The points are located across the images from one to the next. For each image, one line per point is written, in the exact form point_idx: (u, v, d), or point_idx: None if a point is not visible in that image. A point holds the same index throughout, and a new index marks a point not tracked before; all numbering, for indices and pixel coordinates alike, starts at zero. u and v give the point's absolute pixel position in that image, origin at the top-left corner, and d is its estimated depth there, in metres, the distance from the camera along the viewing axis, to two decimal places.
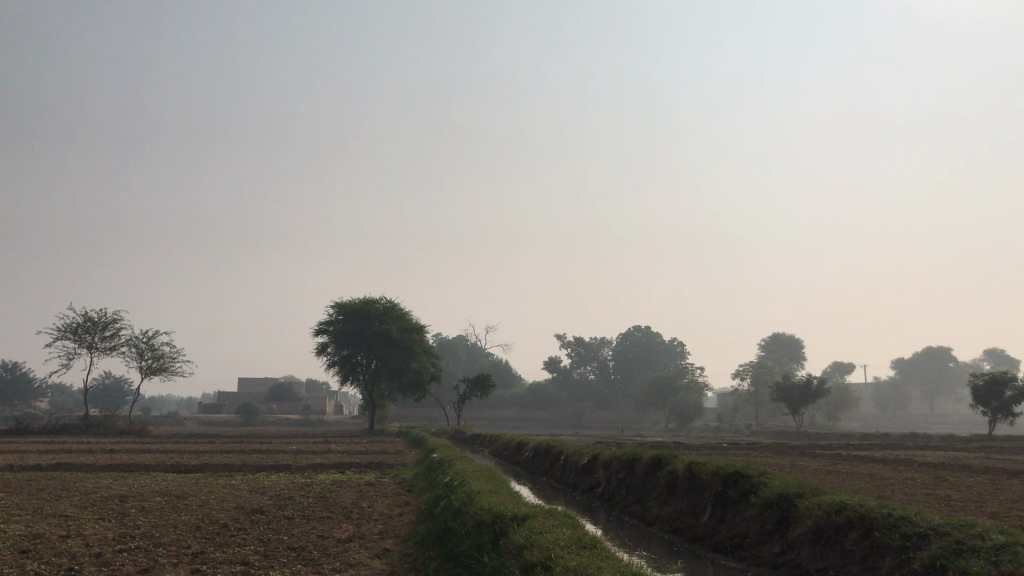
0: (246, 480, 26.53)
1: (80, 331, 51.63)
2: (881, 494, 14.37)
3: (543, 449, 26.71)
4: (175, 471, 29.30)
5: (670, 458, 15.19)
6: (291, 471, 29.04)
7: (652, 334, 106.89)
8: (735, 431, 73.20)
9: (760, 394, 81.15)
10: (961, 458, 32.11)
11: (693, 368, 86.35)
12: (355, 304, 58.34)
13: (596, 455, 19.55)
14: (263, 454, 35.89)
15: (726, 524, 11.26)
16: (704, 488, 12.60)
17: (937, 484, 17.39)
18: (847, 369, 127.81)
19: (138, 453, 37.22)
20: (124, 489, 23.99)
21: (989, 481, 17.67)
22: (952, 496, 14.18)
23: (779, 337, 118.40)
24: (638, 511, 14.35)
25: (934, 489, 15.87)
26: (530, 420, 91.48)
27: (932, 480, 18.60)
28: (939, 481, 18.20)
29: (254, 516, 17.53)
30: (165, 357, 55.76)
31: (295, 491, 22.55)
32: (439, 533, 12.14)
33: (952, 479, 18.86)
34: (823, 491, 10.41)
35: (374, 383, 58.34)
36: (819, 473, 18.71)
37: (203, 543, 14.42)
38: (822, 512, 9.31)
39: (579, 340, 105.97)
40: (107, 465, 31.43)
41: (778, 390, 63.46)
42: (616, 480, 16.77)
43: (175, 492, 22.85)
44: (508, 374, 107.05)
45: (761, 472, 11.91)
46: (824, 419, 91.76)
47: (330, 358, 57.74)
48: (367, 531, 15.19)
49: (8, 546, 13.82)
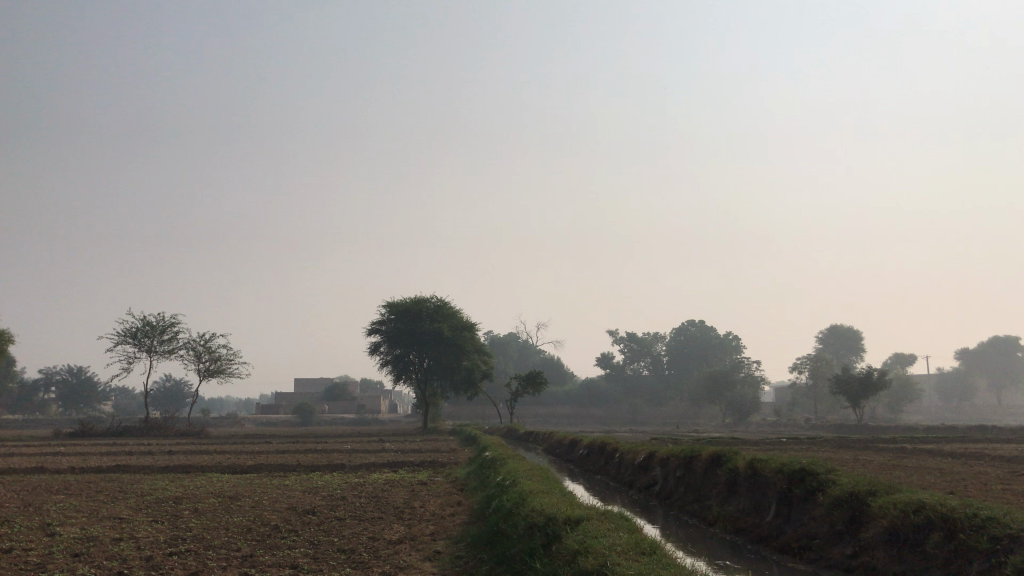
0: (301, 479, 26.56)
1: (139, 334, 52.54)
2: (959, 490, 13.57)
3: (597, 447, 26.18)
4: (231, 472, 29.48)
5: (730, 454, 14.59)
6: (344, 471, 29.00)
7: (706, 327, 105.42)
8: (793, 426, 71.70)
9: (819, 388, 79.44)
10: None
11: (749, 363, 84.90)
12: (406, 303, 58.44)
13: (651, 453, 19.00)
14: (317, 454, 36.03)
15: (792, 524, 10.65)
16: (767, 486, 11.99)
17: (1011, 480, 16.54)
18: (908, 361, 124.70)
19: (196, 454, 37.68)
20: (179, 490, 24.13)
21: None
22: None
23: (837, 329, 115.88)
24: (697, 510, 13.79)
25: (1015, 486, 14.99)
26: (584, 417, 90.93)
27: (1004, 476, 17.73)
28: (1014, 477, 17.32)
29: (306, 518, 17.35)
30: (222, 359, 56.48)
31: (348, 491, 22.41)
32: (491, 535, 11.75)
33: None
34: (899, 489, 9.74)
35: (427, 382, 58.30)
36: (890, 469, 17.88)
37: (253, 545, 14.24)
38: (899, 511, 8.66)
39: (631, 335, 105.17)
40: (165, 466, 31.82)
41: (838, 383, 61.90)
42: (673, 478, 16.21)
43: (228, 494, 22.86)
44: (561, 371, 106.58)
45: (828, 469, 11.26)
46: (885, 412, 89.47)
47: (383, 357, 57.93)
48: (418, 532, 14.87)
49: (61, 549, 13.80)
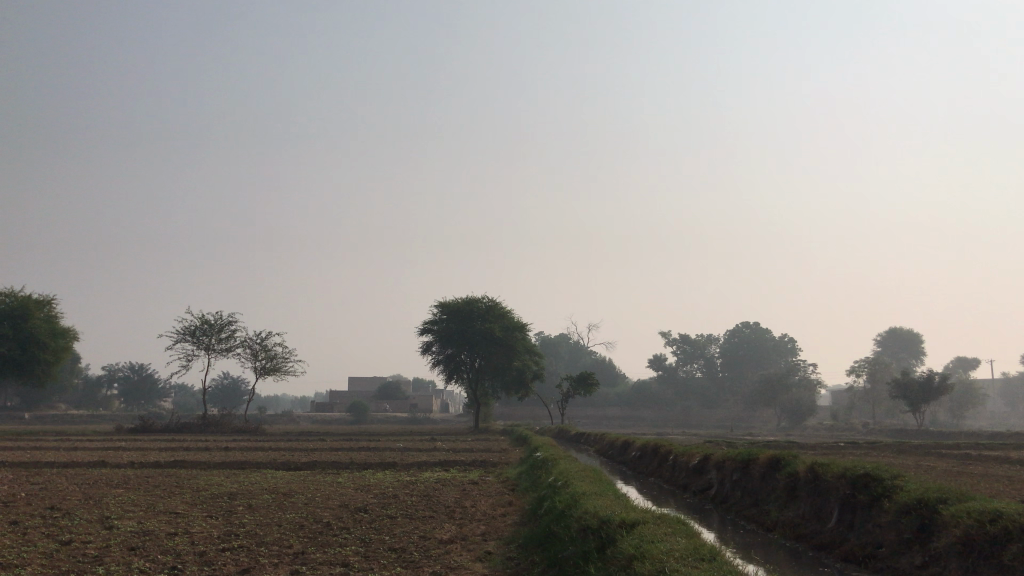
0: (353, 477, 26.67)
1: (198, 333, 53.52)
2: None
3: (650, 448, 25.76)
4: (285, 469, 29.77)
5: (789, 458, 14.16)
6: (396, 469, 29.08)
7: (761, 329, 103.75)
8: (851, 430, 70.14)
9: (877, 392, 77.59)
10: None
11: (805, 366, 83.30)
12: (457, 303, 58.53)
13: (706, 455, 18.60)
14: (371, 452, 36.25)
15: (857, 532, 10.25)
16: (830, 491, 11.58)
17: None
18: (971, 364, 121.20)
19: (252, 451, 38.19)
20: (235, 486, 24.39)
21: None
22: None
23: (896, 332, 113.19)
24: (755, 516, 13.40)
25: None
26: (636, 418, 90.22)
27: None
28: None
29: (357, 516, 17.35)
30: (278, 358, 57.21)
31: (399, 489, 22.36)
32: (543, 537, 11.56)
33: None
34: (972, 497, 9.27)
35: (479, 382, 58.36)
36: (953, 476, 17.29)
37: (305, 542, 14.24)
38: (974, 521, 8.24)
39: (684, 337, 104.04)
40: (221, 462, 32.26)
41: (897, 388, 60.33)
42: (729, 482, 15.81)
43: (282, 490, 23.05)
44: (612, 373, 105.86)
45: (895, 475, 10.81)
46: (947, 417, 87.06)
47: (434, 357, 58.13)
48: (469, 532, 14.70)
49: (118, 543, 13.96)
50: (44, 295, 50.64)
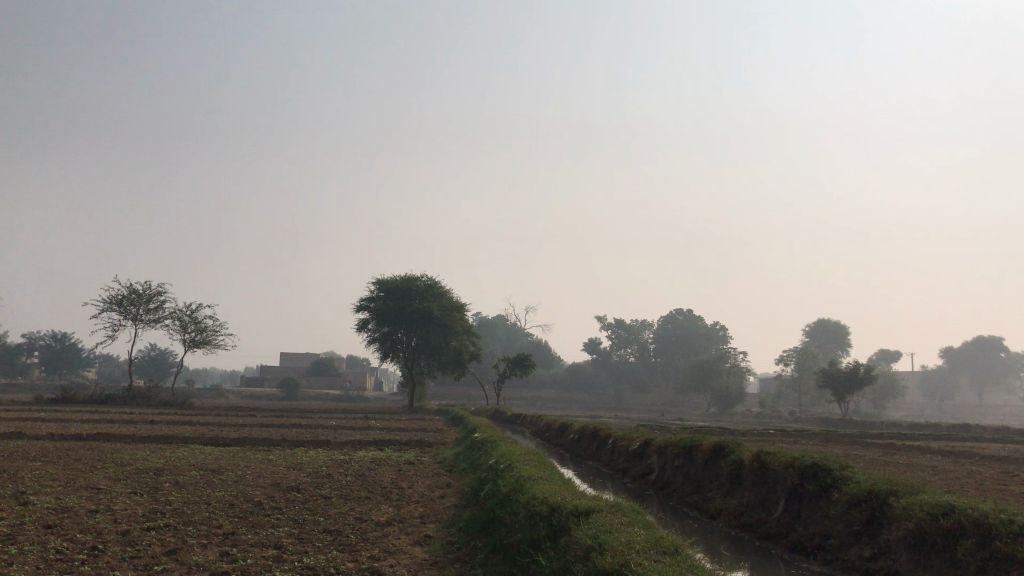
0: (285, 454, 26.01)
1: (125, 302, 51.73)
2: (961, 490, 13.14)
3: (589, 431, 25.64)
4: (213, 444, 28.87)
5: (733, 445, 14.09)
6: (329, 447, 28.42)
7: (694, 317, 105.08)
8: (778, 418, 71.62)
9: (804, 381, 79.33)
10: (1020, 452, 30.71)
11: (736, 353, 84.67)
12: (396, 281, 57.61)
13: (647, 440, 18.49)
14: (303, 429, 35.43)
15: (804, 522, 10.16)
16: (776, 480, 11.49)
17: (1005, 481, 16.23)
18: (893, 357, 124.84)
19: (181, 425, 37.01)
20: (161, 461, 23.52)
21: None
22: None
23: (824, 322, 115.94)
24: (698, 502, 13.30)
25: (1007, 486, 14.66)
26: (570, 401, 90.69)
27: (997, 476, 17.39)
28: (1010, 478, 16.93)
29: (290, 495, 16.80)
30: (208, 331, 55.73)
31: (334, 468, 21.79)
32: (486, 521, 11.24)
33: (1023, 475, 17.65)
34: (921, 490, 9.23)
35: (414, 361, 57.82)
36: (885, 465, 17.51)
37: (235, 523, 13.65)
38: (926, 514, 8.15)
39: (620, 322, 104.83)
40: (146, 436, 31.13)
41: (823, 377, 61.58)
42: (671, 468, 15.70)
43: (211, 467, 22.27)
44: (548, 355, 106.19)
45: (843, 466, 10.76)
46: (869, 407, 89.50)
47: (370, 334, 57.25)
48: (407, 514, 14.32)
49: (33, 520, 13.17)
50: None
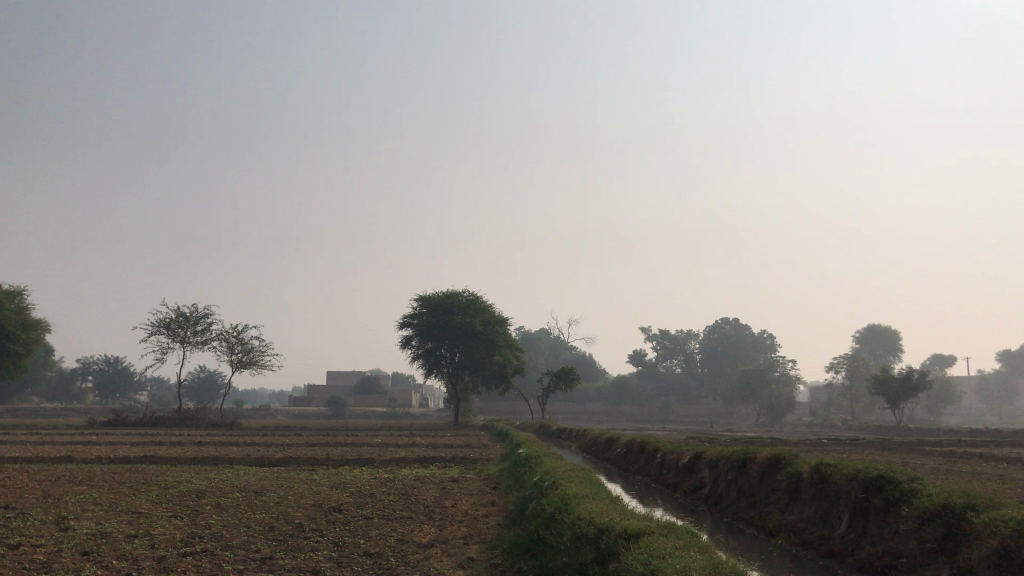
0: (329, 474, 25.73)
1: (173, 325, 52.23)
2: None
3: (637, 444, 24.98)
4: (258, 465, 28.66)
5: (790, 457, 13.40)
6: (374, 465, 28.08)
7: (740, 326, 103.55)
8: (831, 426, 69.91)
9: (856, 388, 77.34)
10: None
11: (784, 362, 83.01)
12: (438, 296, 57.41)
13: (698, 453, 17.83)
14: (349, 447, 35.26)
15: (871, 539, 9.47)
16: (838, 494, 10.78)
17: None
18: (948, 362, 121.46)
19: (227, 446, 37.00)
20: (205, 483, 23.36)
21: None
22: None
23: (874, 328, 113.42)
24: (754, 519, 12.62)
25: None
26: (617, 413, 89.64)
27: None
28: None
29: (331, 516, 16.43)
30: (255, 351, 56.01)
31: (376, 487, 21.45)
32: (530, 542, 10.73)
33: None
34: (1002, 504, 8.49)
35: (459, 377, 57.52)
36: (947, 474, 16.67)
37: (273, 546, 13.30)
38: (1011, 531, 7.45)
39: (664, 333, 103.49)
40: (193, 457, 31.18)
41: (876, 384, 59.82)
42: (724, 482, 15.01)
43: (254, 487, 22.05)
44: (593, 368, 105.20)
45: (912, 478, 10.03)
46: (925, 413, 87.00)
47: (414, 351, 57.11)
48: (450, 535, 13.83)
49: (70, 547, 12.93)
50: (14, 287, 49.22)
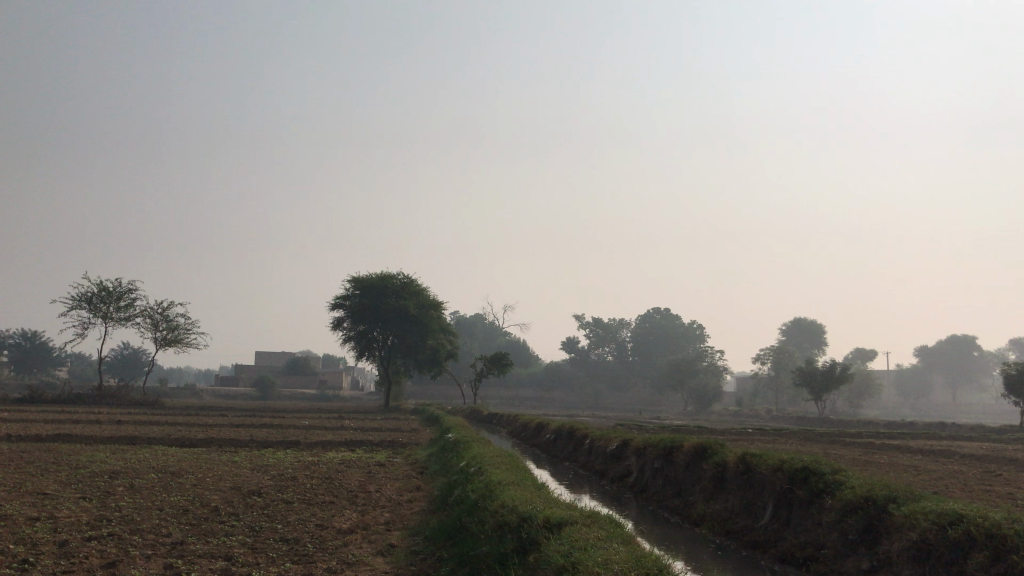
0: (251, 456, 25.01)
1: (95, 300, 50.35)
2: (944, 492, 12.62)
3: (566, 431, 24.86)
4: (178, 446, 27.76)
5: (716, 447, 13.39)
6: (298, 448, 27.42)
7: (671, 316, 104.89)
8: (755, 416, 71.38)
9: (781, 379, 79.05)
10: (996, 451, 30.46)
11: (713, 352, 84.33)
12: (372, 278, 56.56)
13: (625, 440, 17.78)
14: (274, 429, 34.43)
15: (795, 531, 9.44)
16: (763, 485, 10.77)
17: (991, 481, 15.62)
18: (869, 356, 125.15)
19: (148, 425, 35.78)
20: (119, 463, 22.41)
21: None
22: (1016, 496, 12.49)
23: (800, 321, 116.09)
24: (679, 507, 12.58)
25: (990, 487, 14.17)
26: (549, 399, 90.00)
27: (980, 476, 16.78)
28: (994, 478, 16.41)
29: (249, 500, 15.89)
30: (180, 329, 54.44)
31: (299, 471, 20.90)
32: (453, 529, 10.45)
33: (1011, 476, 17.03)
34: (924, 497, 8.50)
35: (390, 360, 56.86)
36: (865, 465, 16.95)
37: (185, 530, 12.73)
38: (932, 524, 7.42)
39: (597, 321, 104.08)
40: (110, 436, 30.03)
41: (801, 376, 61.08)
42: (650, 470, 14.97)
43: (171, 469, 21.25)
44: (525, 354, 105.36)
45: (836, 470, 10.05)
46: (845, 405, 89.43)
47: (345, 332, 56.18)
48: (372, 520, 13.46)
49: None
50: None
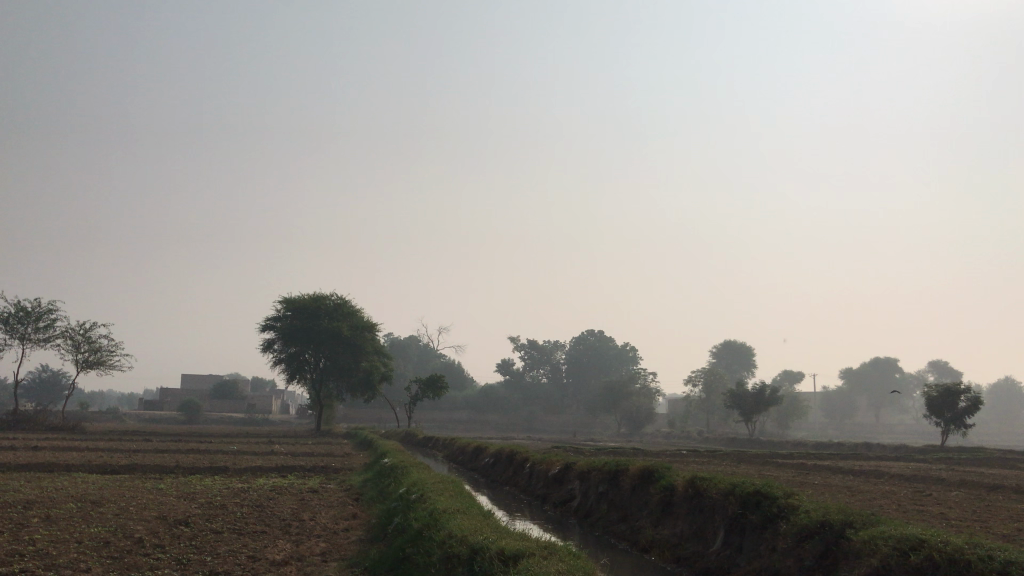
0: (178, 483, 23.94)
1: (12, 320, 48.15)
2: (882, 512, 12.70)
3: (506, 454, 24.42)
4: (99, 473, 26.41)
5: (663, 471, 13.17)
6: (227, 475, 26.40)
7: (606, 338, 105.45)
8: (688, 438, 72.01)
9: (712, 402, 79.94)
10: (923, 470, 31.08)
11: (646, 375, 84.89)
12: (304, 299, 55.38)
13: (568, 464, 17.47)
14: (202, 454, 33.23)
15: (747, 556, 9.28)
16: (714, 508, 10.58)
17: (925, 500, 15.74)
18: (796, 378, 127.76)
19: (66, 451, 34.13)
20: (34, 493, 21.17)
21: (977, 498, 16.25)
22: (949, 515, 12.66)
23: (730, 344, 117.93)
24: (626, 532, 12.33)
25: (927, 507, 14.34)
26: (484, 421, 89.38)
27: (913, 496, 16.96)
28: (928, 498, 16.63)
29: (177, 530, 15.07)
30: (103, 351, 52.43)
31: (229, 498, 20.04)
32: (395, 562, 9.96)
33: (943, 495, 17.23)
34: (881, 522, 8.39)
35: (322, 382, 55.69)
36: (804, 486, 16.99)
37: (106, 565, 11.94)
38: (892, 549, 7.28)
39: (532, 343, 103.99)
40: (27, 463, 28.52)
41: (731, 398, 61.77)
42: (594, 495, 14.68)
43: (90, 498, 20.14)
44: (460, 376, 104.66)
45: (788, 494, 9.92)
46: (774, 428, 90.91)
47: (276, 355, 54.82)
48: (308, 551, 12.84)
49: None
50: None
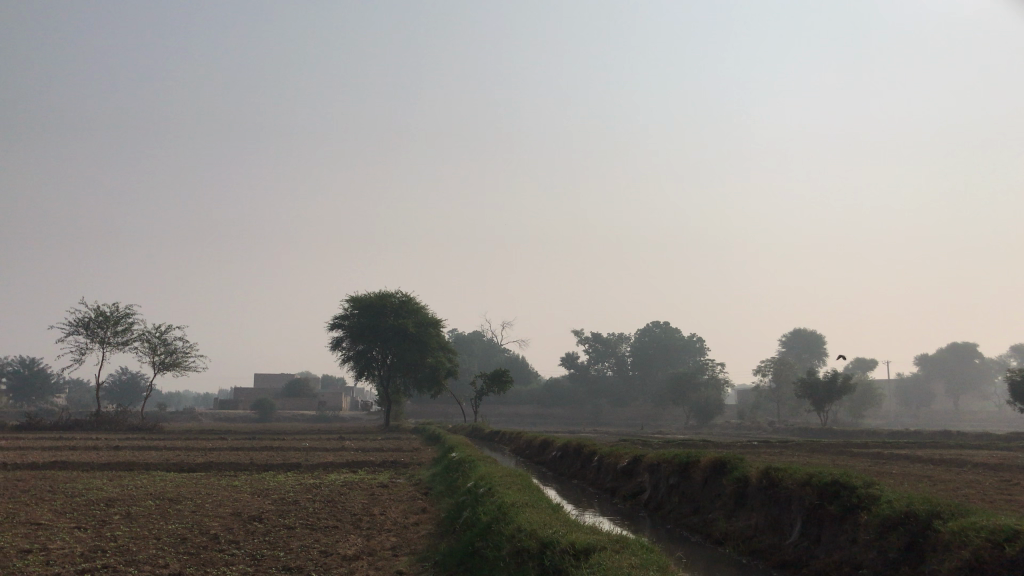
0: (251, 480, 24.42)
1: (92, 325, 49.78)
2: (968, 501, 12.16)
3: (574, 448, 24.25)
4: (176, 471, 27.10)
5: (736, 462, 12.86)
6: (299, 471, 26.80)
7: (671, 329, 104.34)
8: (758, 429, 70.78)
9: (783, 391, 78.40)
10: (1007, 459, 29.94)
11: (714, 366, 83.68)
12: (370, 297, 55.98)
13: (637, 457, 17.23)
14: (274, 452, 33.86)
15: (826, 548, 8.98)
16: (789, 500, 10.27)
17: (1011, 490, 15.10)
18: (869, 365, 124.65)
19: (145, 450, 35.12)
20: (115, 490, 21.79)
21: None
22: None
23: (800, 332, 115.61)
24: (698, 525, 12.07)
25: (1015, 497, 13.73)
26: (550, 415, 89.32)
27: (999, 485, 16.29)
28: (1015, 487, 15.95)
29: (251, 526, 15.30)
30: (178, 353, 53.84)
31: (301, 494, 20.34)
32: (466, 556, 9.91)
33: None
34: (969, 511, 8.02)
35: (390, 379, 56.26)
36: (883, 476, 16.45)
37: (184, 561, 12.17)
38: (984, 540, 6.94)
39: (596, 336, 103.53)
40: (109, 462, 29.42)
41: (802, 387, 60.47)
42: (665, 487, 14.45)
43: (168, 496, 20.63)
44: (525, 371, 104.77)
45: (868, 483, 9.56)
46: (848, 417, 88.79)
47: (344, 352, 55.60)
48: (378, 545, 12.90)
49: None
50: None
